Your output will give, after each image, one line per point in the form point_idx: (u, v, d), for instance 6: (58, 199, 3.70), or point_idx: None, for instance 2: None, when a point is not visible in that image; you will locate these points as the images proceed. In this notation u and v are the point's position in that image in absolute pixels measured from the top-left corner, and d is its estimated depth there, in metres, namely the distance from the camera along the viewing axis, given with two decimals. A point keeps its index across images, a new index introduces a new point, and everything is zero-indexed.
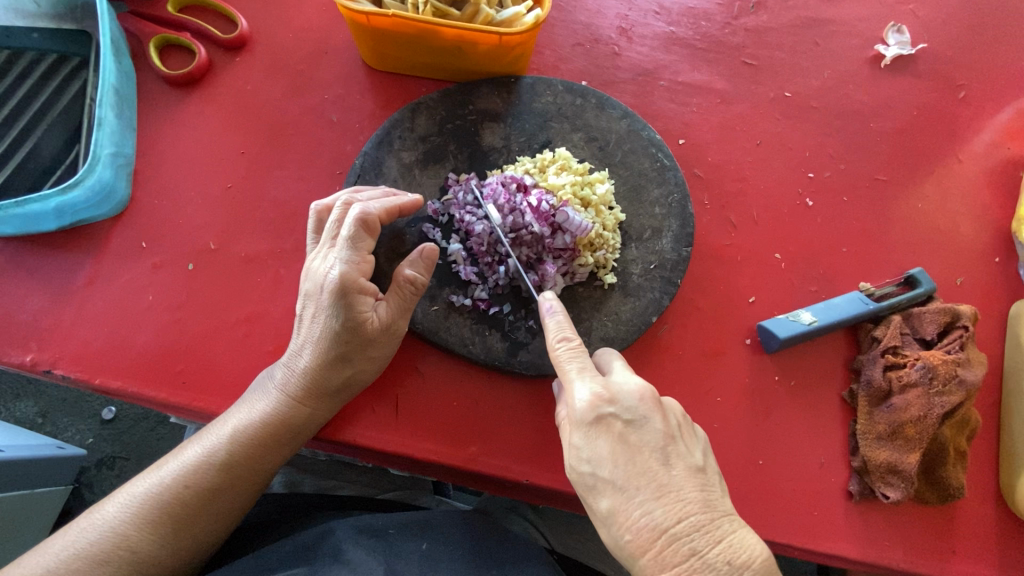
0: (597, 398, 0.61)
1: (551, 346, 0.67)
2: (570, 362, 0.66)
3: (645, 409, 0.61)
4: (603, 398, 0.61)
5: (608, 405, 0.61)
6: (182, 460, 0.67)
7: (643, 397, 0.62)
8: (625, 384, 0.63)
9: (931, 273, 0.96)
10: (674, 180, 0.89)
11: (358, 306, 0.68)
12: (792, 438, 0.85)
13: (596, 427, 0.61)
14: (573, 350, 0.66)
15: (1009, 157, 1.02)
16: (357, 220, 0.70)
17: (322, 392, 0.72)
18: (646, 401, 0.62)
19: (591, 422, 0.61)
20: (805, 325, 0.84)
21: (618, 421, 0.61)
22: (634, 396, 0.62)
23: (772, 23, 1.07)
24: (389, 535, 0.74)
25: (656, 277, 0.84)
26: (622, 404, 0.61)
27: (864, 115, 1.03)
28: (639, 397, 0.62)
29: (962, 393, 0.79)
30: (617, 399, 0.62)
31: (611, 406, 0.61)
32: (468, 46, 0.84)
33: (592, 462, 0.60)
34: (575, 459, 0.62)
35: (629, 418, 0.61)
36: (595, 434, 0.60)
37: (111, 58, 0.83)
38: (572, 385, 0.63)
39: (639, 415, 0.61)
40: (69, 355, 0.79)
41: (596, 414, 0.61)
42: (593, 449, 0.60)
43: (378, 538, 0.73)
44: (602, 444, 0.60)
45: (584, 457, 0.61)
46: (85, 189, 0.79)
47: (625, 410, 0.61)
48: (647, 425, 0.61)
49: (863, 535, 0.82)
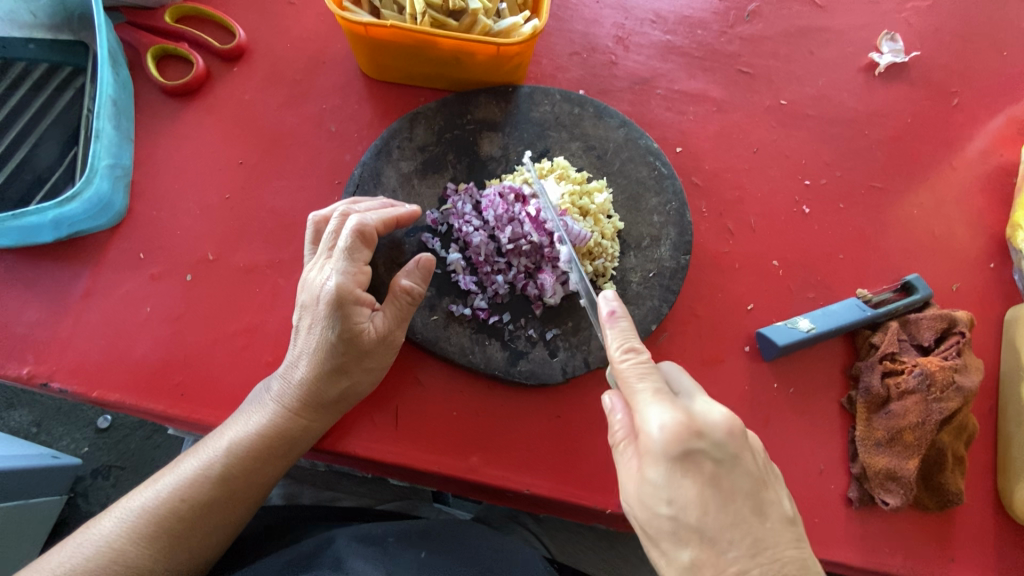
0: (686, 431, 0.54)
1: (617, 358, 0.61)
2: (643, 384, 0.58)
3: (734, 447, 0.55)
4: (691, 432, 0.54)
5: (698, 442, 0.54)
6: (179, 473, 0.67)
7: (731, 432, 0.55)
8: (712, 416, 0.55)
9: (928, 279, 0.96)
10: (672, 189, 0.89)
11: (354, 318, 0.68)
12: (791, 445, 0.85)
13: (683, 466, 0.53)
14: (646, 370, 0.59)
15: (1002, 164, 1.03)
16: (354, 232, 0.69)
17: (319, 404, 0.71)
18: (734, 437, 0.55)
19: (679, 462, 0.53)
20: (803, 333, 0.84)
21: (707, 460, 0.54)
22: (724, 430, 0.55)
23: (768, 32, 1.08)
24: (388, 544, 0.73)
25: (655, 285, 0.85)
26: (712, 440, 0.54)
27: (859, 122, 1.04)
28: (727, 432, 0.55)
29: (959, 399, 0.79)
30: (706, 433, 0.54)
31: (700, 441, 0.54)
32: (466, 57, 0.84)
33: (674, 505, 0.54)
34: (653, 499, 0.55)
35: (720, 460, 0.54)
36: (682, 475, 0.53)
37: (108, 69, 0.83)
38: (652, 415, 0.55)
39: (728, 454, 0.55)
40: (66, 367, 0.79)
41: (684, 452, 0.53)
42: (678, 491, 0.53)
43: (377, 546, 0.72)
44: (691, 486, 0.53)
45: (664, 497, 0.54)
46: (83, 201, 0.79)
47: (716, 448, 0.54)
48: (736, 467, 0.55)
49: (863, 541, 0.82)
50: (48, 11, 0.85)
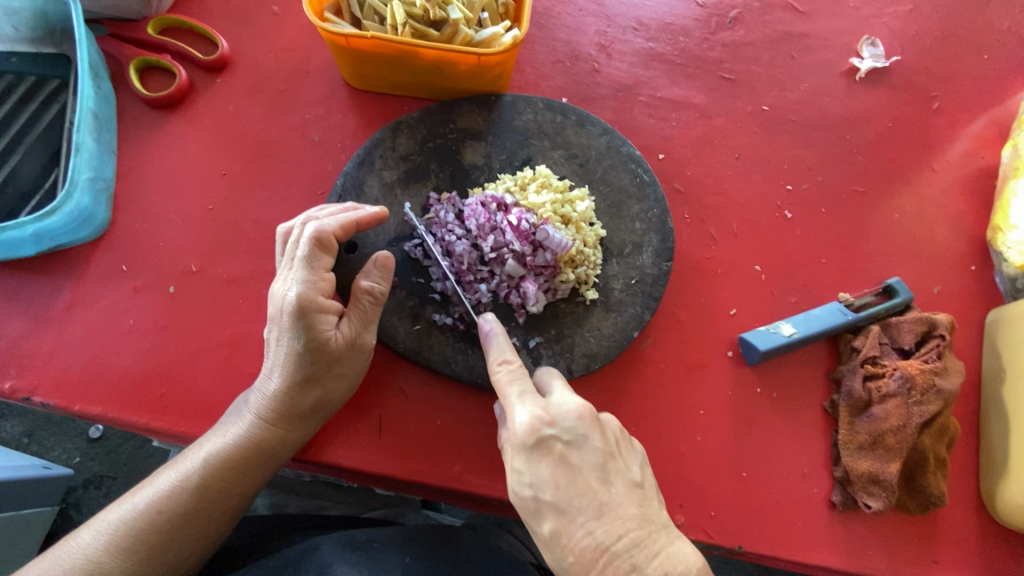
0: (537, 420, 0.61)
1: (493, 369, 0.68)
2: (510, 385, 0.66)
3: (583, 428, 0.62)
4: (543, 420, 0.62)
5: (547, 426, 0.61)
6: (156, 486, 0.67)
7: (581, 416, 0.63)
8: (564, 406, 0.63)
9: (909, 282, 0.97)
10: (654, 196, 0.90)
11: (319, 326, 0.69)
12: (774, 449, 0.86)
13: (536, 450, 0.60)
14: (514, 373, 0.67)
15: (982, 166, 1.04)
16: (312, 239, 0.70)
17: (294, 414, 0.72)
18: (585, 420, 0.62)
19: (532, 446, 0.60)
20: (785, 338, 0.85)
21: (558, 441, 0.61)
22: (572, 416, 0.62)
23: (749, 38, 1.08)
24: (373, 548, 0.74)
25: (637, 292, 0.85)
26: (562, 425, 0.62)
27: (840, 127, 1.05)
28: (578, 417, 0.63)
29: (940, 402, 0.80)
30: (557, 420, 0.62)
31: (551, 427, 0.61)
32: (447, 67, 0.85)
33: (534, 487, 0.60)
34: (517, 485, 0.61)
35: (569, 439, 0.61)
36: (537, 458, 0.60)
37: (89, 82, 0.83)
38: (513, 409, 0.63)
39: (578, 434, 0.62)
40: (49, 381, 0.79)
41: (535, 436, 0.61)
42: (535, 472, 0.60)
43: (362, 551, 0.73)
44: (544, 467, 0.60)
45: (526, 481, 0.60)
46: (64, 214, 0.79)
47: (565, 431, 0.62)
48: (586, 444, 0.61)
49: (846, 544, 0.82)
50: (30, 23, 0.86)
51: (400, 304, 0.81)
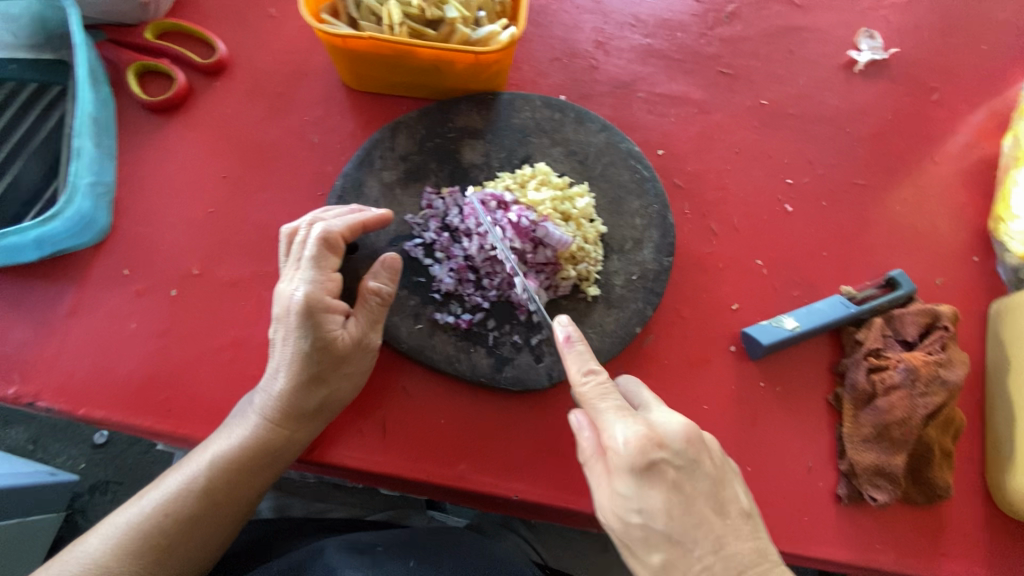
0: (649, 445, 0.59)
1: (578, 381, 0.65)
2: (608, 406, 0.63)
3: (693, 452, 0.61)
4: (654, 444, 0.59)
5: (659, 451, 0.59)
6: (163, 489, 0.67)
7: (689, 438, 0.61)
8: (670, 427, 0.61)
9: (911, 273, 0.97)
10: (653, 192, 0.90)
11: (326, 325, 0.69)
12: (779, 444, 0.85)
13: (649, 477, 0.58)
14: (601, 387, 0.65)
15: (983, 157, 1.04)
16: (319, 240, 0.71)
17: (299, 414, 0.72)
18: (693, 444, 0.61)
19: (643, 473, 0.58)
20: (787, 332, 0.85)
21: (670, 468, 0.59)
22: (681, 439, 0.60)
23: (747, 33, 1.08)
24: (377, 553, 0.74)
25: (639, 288, 0.85)
26: (671, 449, 0.60)
27: (839, 120, 1.05)
28: (686, 439, 0.61)
29: (944, 393, 0.80)
30: (666, 443, 0.60)
31: (662, 451, 0.59)
32: (445, 66, 0.85)
33: (643, 514, 0.59)
34: (623, 509, 0.60)
35: (680, 465, 0.60)
36: (649, 485, 0.58)
37: (88, 88, 0.83)
38: (616, 431, 0.60)
39: (688, 460, 0.60)
40: (52, 386, 0.79)
41: (646, 462, 0.58)
42: (646, 500, 0.58)
43: (366, 555, 0.73)
44: (655, 495, 0.58)
45: (634, 507, 0.59)
46: (65, 220, 0.79)
47: (677, 457, 0.60)
48: (697, 471, 0.60)
49: (853, 538, 0.82)
50: (29, 30, 0.87)
51: (402, 304, 0.81)
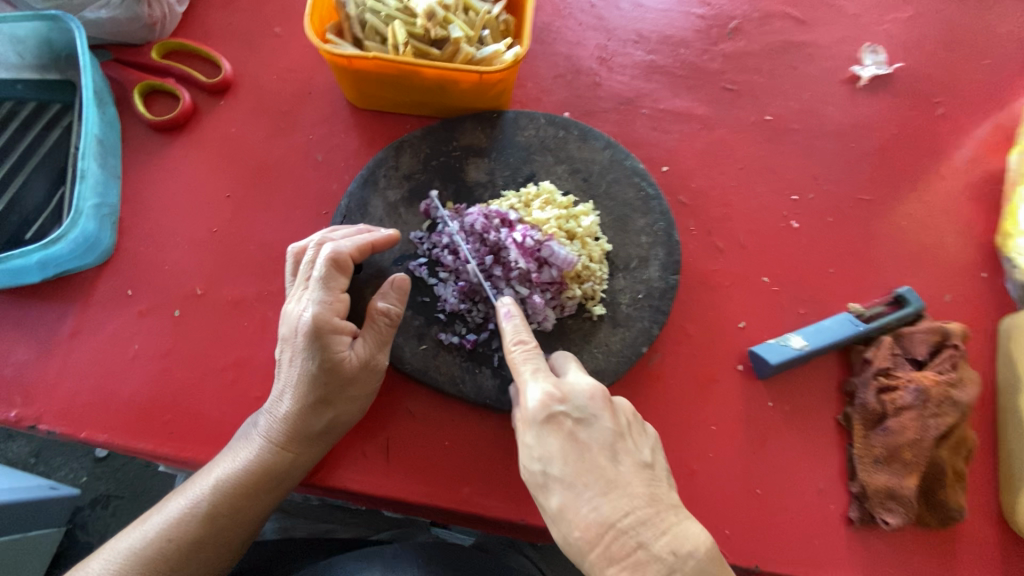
0: (549, 397, 0.62)
1: (509, 350, 0.67)
2: (524, 364, 0.66)
3: (594, 407, 0.62)
4: (555, 397, 0.62)
5: (558, 402, 0.62)
6: (166, 513, 0.66)
7: (594, 396, 0.63)
8: (577, 384, 0.64)
9: (920, 290, 0.96)
10: (659, 210, 0.89)
11: (334, 347, 0.68)
12: (788, 464, 0.84)
13: (546, 425, 0.61)
14: (529, 353, 0.66)
15: (990, 170, 1.03)
16: (328, 260, 0.70)
17: (305, 436, 0.70)
18: (596, 400, 0.62)
19: (542, 421, 0.61)
20: (795, 351, 0.84)
21: (569, 418, 0.61)
22: (584, 394, 0.63)
23: (750, 48, 1.08)
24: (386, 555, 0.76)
25: (645, 307, 0.84)
26: (573, 402, 0.62)
27: (845, 135, 1.04)
28: (590, 396, 0.63)
29: (956, 414, 0.79)
30: (568, 398, 0.62)
31: (562, 403, 0.62)
32: (450, 84, 0.85)
33: (542, 461, 0.60)
34: (527, 459, 0.62)
35: (579, 416, 0.61)
36: (546, 433, 0.61)
37: (93, 109, 0.84)
38: (525, 386, 0.64)
39: (588, 413, 0.62)
40: (55, 409, 0.78)
41: (546, 411, 0.61)
42: (543, 446, 0.60)
43: (376, 558, 0.76)
44: (553, 442, 0.60)
45: (534, 455, 0.61)
46: (69, 241, 0.79)
47: (576, 409, 0.62)
48: (596, 423, 0.61)
49: (865, 561, 0.80)
50: (35, 51, 0.88)
51: (406, 324, 0.80)
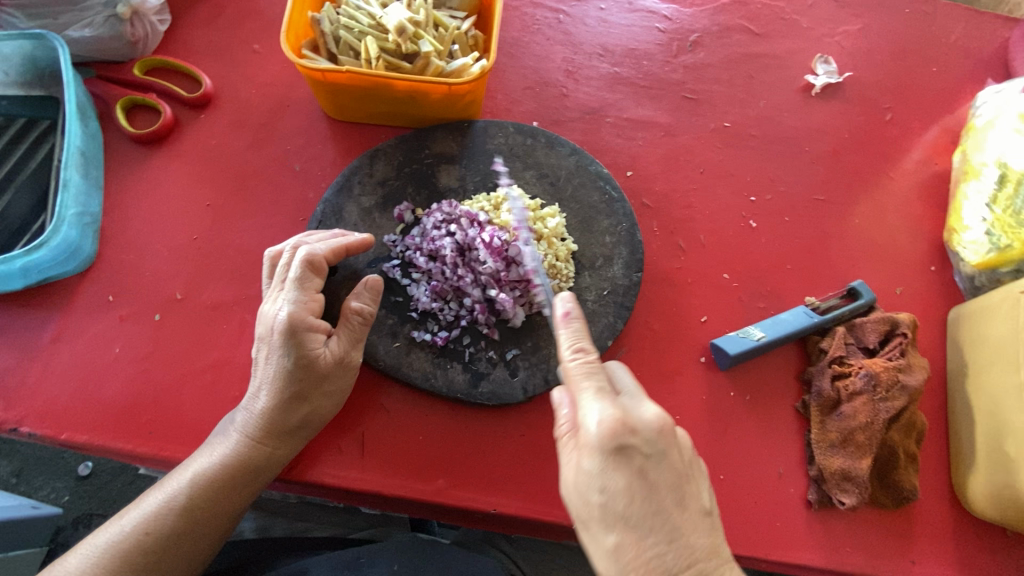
0: (621, 430, 0.58)
1: (567, 359, 0.66)
2: (588, 386, 0.63)
3: (663, 443, 0.60)
4: (627, 429, 0.58)
5: (631, 436, 0.58)
6: (143, 507, 0.68)
7: (663, 430, 0.60)
8: (646, 415, 0.60)
9: (873, 284, 1.01)
10: (622, 211, 0.94)
11: (308, 344, 0.71)
12: (750, 450, 0.88)
13: (616, 461, 0.58)
14: (588, 368, 0.65)
15: (937, 171, 1.10)
16: (303, 262, 0.74)
17: (281, 431, 0.73)
18: (666, 436, 0.60)
19: (612, 455, 0.58)
20: (753, 341, 0.88)
21: (639, 455, 0.59)
22: (655, 427, 0.60)
23: (709, 60, 1.15)
24: (362, 565, 0.75)
25: (610, 303, 0.88)
26: (644, 436, 0.59)
27: (800, 140, 1.10)
28: (659, 430, 0.60)
29: (904, 398, 0.83)
30: (639, 430, 0.59)
31: (634, 437, 0.59)
32: (421, 96, 0.89)
33: (605, 494, 0.58)
34: (586, 488, 0.59)
35: (649, 453, 0.59)
36: (614, 468, 0.58)
37: (76, 122, 0.87)
38: (593, 412, 0.60)
39: (658, 451, 0.60)
40: (36, 412, 0.80)
41: (618, 446, 0.58)
42: (610, 482, 0.58)
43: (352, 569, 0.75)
44: (621, 479, 0.58)
45: (597, 487, 0.59)
46: (51, 248, 0.82)
47: (647, 444, 0.59)
48: (663, 461, 0.60)
49: (824, 542, 0.84)
50: (20, 68, 0.91)
51: (380, 323, 0.83)
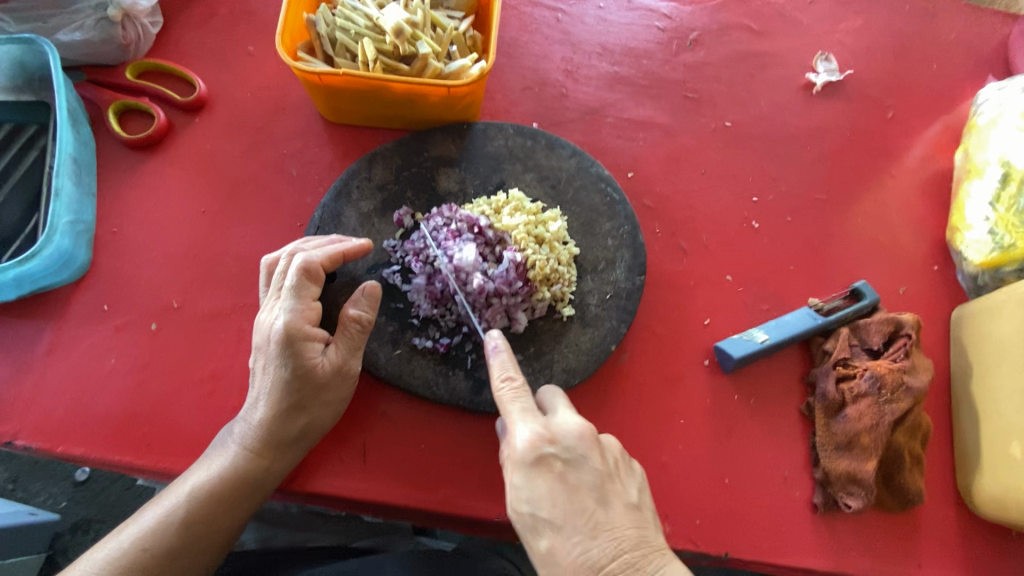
0: (539, 439, 0.62)
1: (495, 388, 0.68)
2: (512, 403, 0.66)
3: (583, 447, 0.63)
4: (545, 438, 0.62)
5: (548, 444, 0.62)
6: (142, 522, 0.67)
7: (582, 435, 0.63)
8: (565, 424, 0.64)
9: (876, 284, 1.00)
10: (624, 214, 0.93)
11: (306, 353, 0.70)
12: (754, 454, 0.87)
13: (537, 468, 0.61)
14: (516, 391, 0.66)
15: (939, 169, 1.09)
16: (300, 270, 0.72)
17: (280, 442, 0.72)
18: (585, 440, 0.63)
19: (533, 463, 0.61)
20: (758, 344, 0.87)
21: (558, 460, 0.62)
22: (573, 434, 0.63)
23: (709, 59, 1.13)
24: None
25: (613, 307, 0.87)
26: (562, 444, 0.62)
27: (801, 139, 1.09)
28: (579, 436, 0.63)
29: (909, 399, 0.83)
30: (558, 439, 0.62)
31: (552, 445, 0.62)
32: (419, 98, 0.88)
33: (531, 505, 0.60)
34: (515, 502, 0.61)
35: (568, 457, 0.62)
36: (537, 475, 0.61)
37: (67, 128, 0.85)
38: (515, 427, 0.64)
39: (578, 453, 0.62)
40: (31, 425, 0.79)
41: (536, 454, 0.61)
42: (533, 489, 0.60)
43: None
44: (543, 485, 0.60)
45: (523, 498, 0.61)
46: (44, 258, 0.80)
47: (566, 450, 0.62)
48: (585, 464, 0.62)
49: (829, 545, 0.84)
50: (8, 73, 0.89)
51: (380, 330, 0.82)
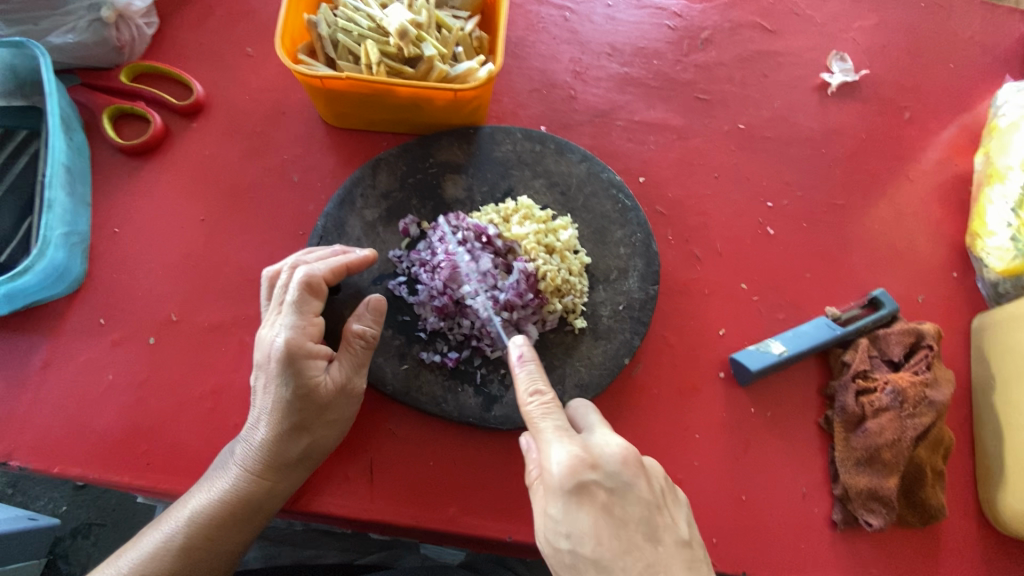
0: (580, 466, 0.58)
1: (525, 400, 0.65)
2: (546, 422, 0.63)
3: (628, 476, 0.59)
4: (587, 465, 0.58)
5: (591, 472, 0.58)
6: (140, 548, 0.65)
7: (626, 463, 0.60)
8: (608, 450, 0.60)
9: (894, 292, 0.98)
10: (636, 221, 0.90)
11: (308, 371, 0.67)
12: (772, 469, 0.85)
13: (579, 498, 0.58)
14: (547, 407, 0.64)
15: (957, 172, 1.06)
16: (301, 284, 0.69)
17: (281, 464, 0.69)
18: (630, 468, 0.60)
19: (573, 493, 0.58)
20: (774, 356, 0.85)
21: (602, 490, 0.58)
22: (616, 461, 0.60)
23: (721, 58, 1.10)
24: None
25: (626, 318, 0.85)
26: (604, 471, 0.59)
27: (817, 141, 1.06)
28: (623, 463, 0.60)
29: (931, 414, 0.81)
30: (600, 465, 0.59)
31: (595, 473, 0.58)
32: (425, 102, 0.85)
33: (572, 539, 0.57)
34: (554, 535, 0.58)
35: (612, 486, 0.59)
36: (579, 507, 0.57)
37: (60, 136, 0.82)
38: (551, 449, 0.60)
39: (622, 483, 0.59)
40: (26, 444, 0.76)
41: (577, 482, 0.58)
42: (574, 522, 0.57)
43: None
44: (585, 518, 0.57)
45: (564, 531, 0.58)
46: (37, 273, 0.77)
47: (609, 478, 0.59)
48: (630, 495, 0.59)
49: (849, 563, 0.82)
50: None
51: (387, 344, 0.80)
